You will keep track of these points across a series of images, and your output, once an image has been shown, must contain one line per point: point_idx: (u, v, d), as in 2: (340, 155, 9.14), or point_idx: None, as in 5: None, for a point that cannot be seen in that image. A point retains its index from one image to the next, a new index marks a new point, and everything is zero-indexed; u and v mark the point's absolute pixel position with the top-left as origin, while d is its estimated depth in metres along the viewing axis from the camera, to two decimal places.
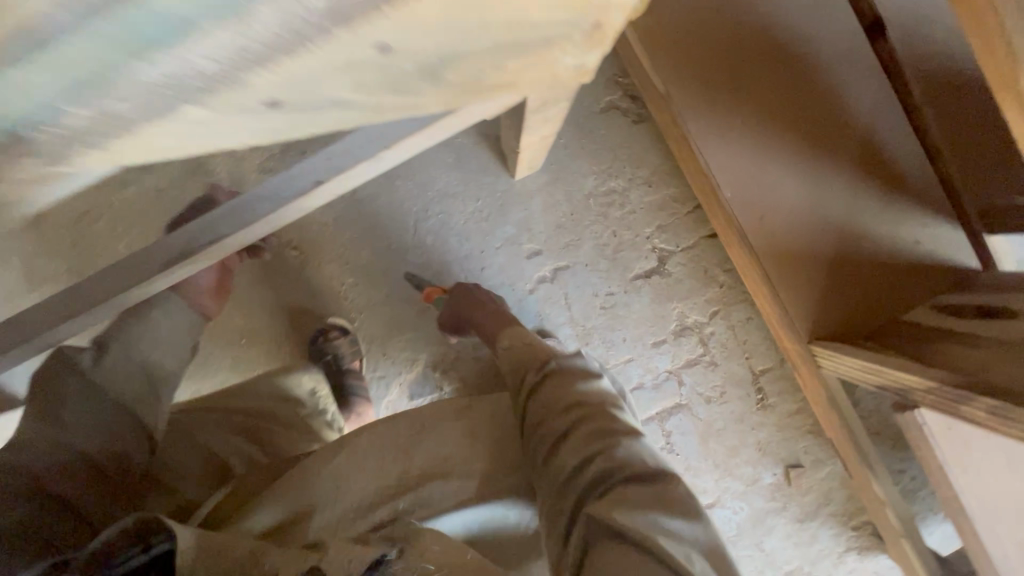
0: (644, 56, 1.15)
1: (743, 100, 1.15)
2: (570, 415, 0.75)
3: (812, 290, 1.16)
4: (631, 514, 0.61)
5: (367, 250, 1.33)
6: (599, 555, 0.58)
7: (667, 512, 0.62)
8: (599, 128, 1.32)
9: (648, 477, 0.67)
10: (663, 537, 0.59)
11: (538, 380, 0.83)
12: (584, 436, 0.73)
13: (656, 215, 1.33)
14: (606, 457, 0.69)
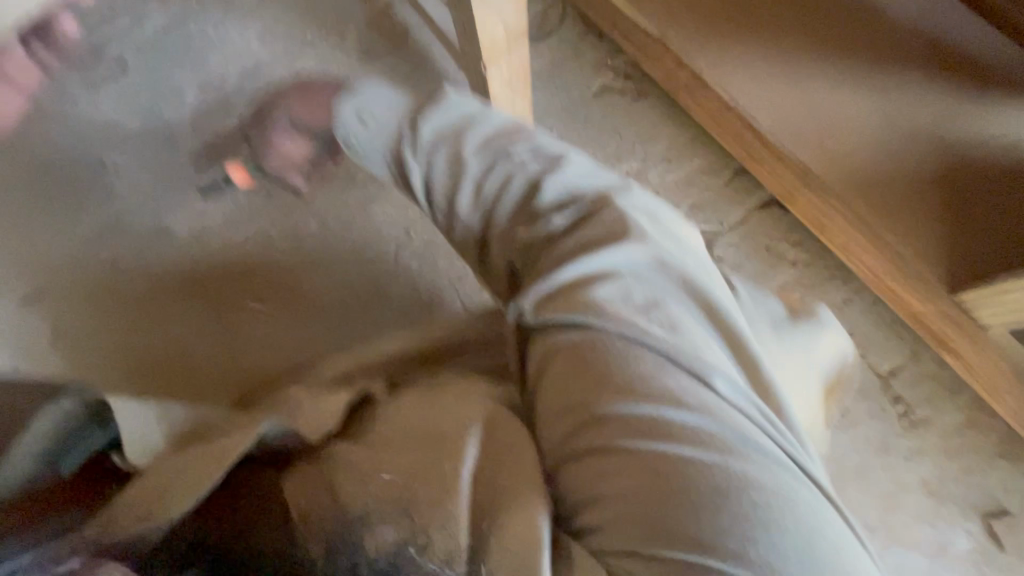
0: (627, 8, 0.99)
1: (759, 24, 0.94)
2: (469, 195, 0.55)
3: (929, 221, 0.82)
4: (571, 291, 0.49)
5: (345, 289, 1.12)
6: (548, 353, 0.48)
7: (614, 258, 0.50)
8: (596, 113, 1.12)
9: (585, 224, 0.52)
10: (616, 303, 0.47)
11: (419, 161, 0.57)
12: (501, 210, 0.55)
13: (686, 193, 1.07)
14: (528, 229, 0.54)
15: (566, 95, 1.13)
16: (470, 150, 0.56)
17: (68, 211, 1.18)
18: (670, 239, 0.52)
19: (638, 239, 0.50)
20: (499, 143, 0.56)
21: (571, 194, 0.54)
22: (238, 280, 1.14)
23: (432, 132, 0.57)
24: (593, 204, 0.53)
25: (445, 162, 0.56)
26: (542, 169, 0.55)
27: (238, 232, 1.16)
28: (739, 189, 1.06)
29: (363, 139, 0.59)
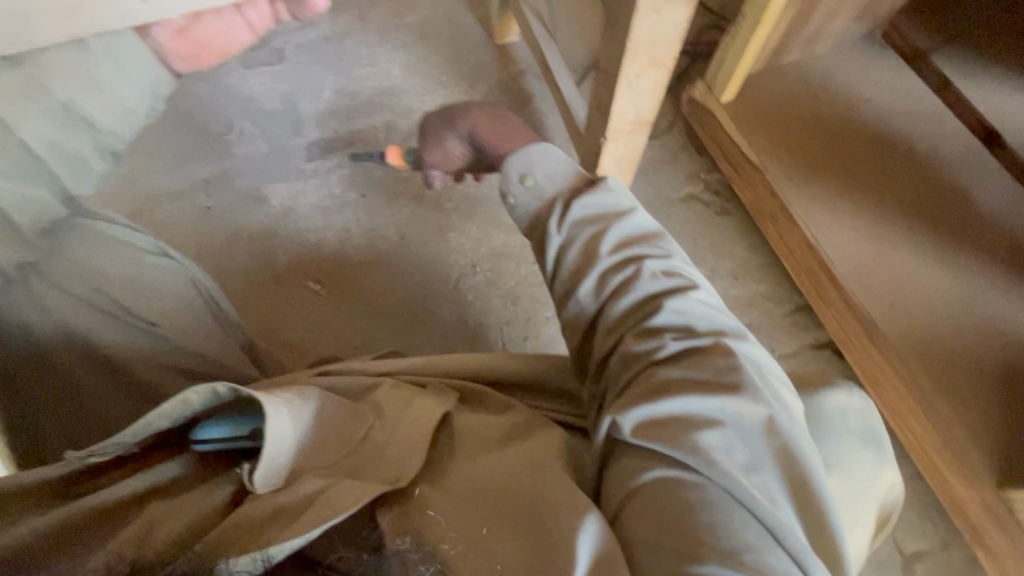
0: (733, 132, 1.08)
1: (852, 180, 1.01)
2: (592, 282, 0.59)
3: (977, 407, 0.85)
4: (668, 425, 0.48)
5: (399, 298, 1.17)
6: (630, 478, 0.47)
7: (720, 410, 0.49)
8: (678, 215, 1.19)
9: (694, 356, 0.53)
10: (712, 458, 0.46)
11: (561, 238, 0.62)
12: (618, 311, 0.58)
13: (744, 311, 1.10)
14: (637, 338, 0.55)
15: (655, 192, 1.21)
16: (606, 244, 0.60)
17: (184, 155, 1.29)
18: (776, 398, 0.50)
19: (749, 394, 0.49)
20: (635, 248, 0.60)
21: (688, 317, 0.55)
22: (307, 260, 1.20)
23: (580, 216, 0.62)
24: (708, 339, 0.54)
25: (580, 251, 0.61)
26: (667, 284, 0.57)
27: (323, 218, 1.24)
28: (794, 324, 1.09)
29: (518, 200, 0.66)
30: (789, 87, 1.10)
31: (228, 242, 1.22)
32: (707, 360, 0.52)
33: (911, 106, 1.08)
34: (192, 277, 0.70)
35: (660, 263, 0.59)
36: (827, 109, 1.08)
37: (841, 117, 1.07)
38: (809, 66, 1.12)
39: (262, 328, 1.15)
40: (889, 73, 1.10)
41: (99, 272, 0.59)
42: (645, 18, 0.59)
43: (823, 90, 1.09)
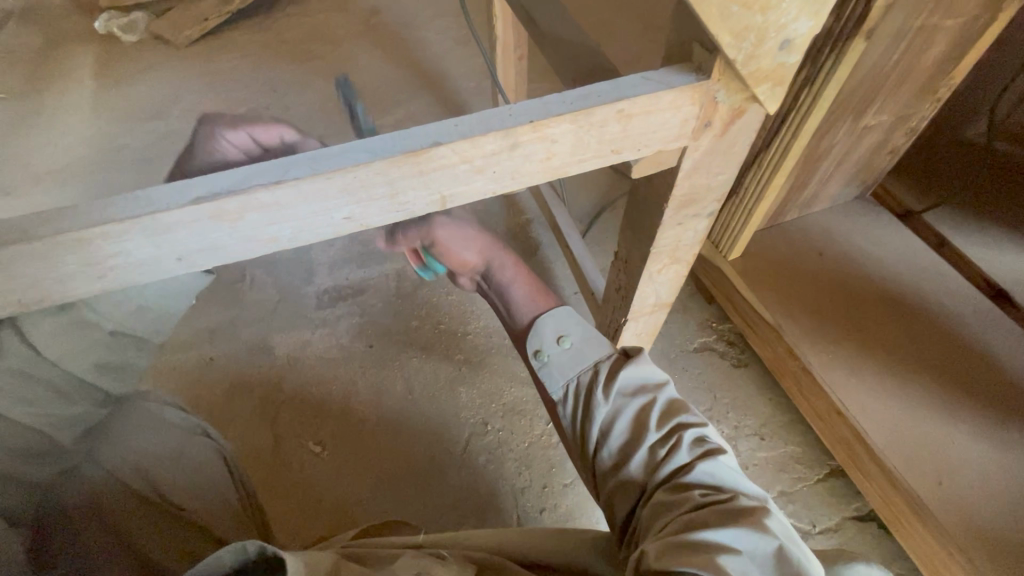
0: (744, 291, 1.08)
1: (872, 340, 1.00)
2: (638, 454, 0.54)
3: None
4: (697, 554, 0.44)
5: (407, 461, 1.10)
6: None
7: (744, 550, 0.44)
8: (695, 368, 1.15)
9: (720, 501, 0.49)
10: None
11: (607, 406, 0.57)
12: (659, 476, 0.53)
13: (776, 477, 1.03)
14: (669, 491, 0.51)
15: (669, 342, 1.19)
16: (653, 416, 0.55)
17: (194, 306, 1.28)
18: (811, 559, 0.45)
19: (765, 527, 0.46)
20: (673, 409, 0.56)
21: (720, 479, 0.51)
22: (309, 416, 1.14)
23: (621, 385, 0.58)
24: (736, 493, 0.50)
25: (626, 422, 0.56)
26: (701, 450, 0.53)
27: (328, 370, 1.19)
28: (832, 492, 1.01)
29: (552, 358, 0.64)
30: (798, 242, 1.12)
31: (227, 395, 1.17)
32: (737, 500, 0.49)
33: (917, 261, 1.09)
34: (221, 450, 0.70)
35: (698, 424, 0.55)
36: (834, 263, 1.09)
37: (850, 272, 1.08)
38: (810, 222, 1.14)
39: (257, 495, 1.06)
40: (891, 232, 1.13)
41: (140, 448, 0.62)
42: (668, 229, 0.60)
43: (830, 246, 1.11)
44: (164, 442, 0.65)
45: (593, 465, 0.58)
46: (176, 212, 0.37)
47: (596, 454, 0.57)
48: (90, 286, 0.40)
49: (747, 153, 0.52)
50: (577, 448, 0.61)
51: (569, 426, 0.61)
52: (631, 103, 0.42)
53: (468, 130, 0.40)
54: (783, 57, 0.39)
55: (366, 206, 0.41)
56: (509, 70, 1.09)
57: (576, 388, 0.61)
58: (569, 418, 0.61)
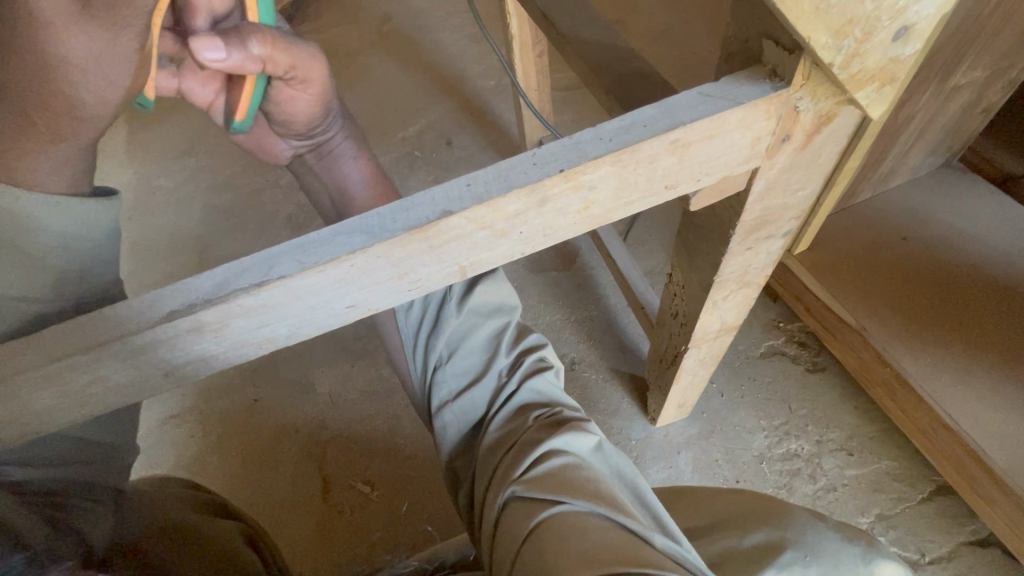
0: (817, 289, 0.94)
1: (976, 337, 0.86)
2: (488, 378, 0.56)
3: None
4: (540, 471, 0.48)
5: None
6: (520, 531, 0.45)
7: (573, 451, 0.50)
8: (764, 377, 1.02)
9: (554, 418, 0.53)
10: (569, 483, 0.47)
11: (459, 320, 0.56)
12: (499, 407, 0.56)
13: (872, 499, 0.91)
14: (510, 420, 0.55)
15: (731, 349, 1.05)
16: (502, 345, 0.57)
17: None
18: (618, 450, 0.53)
19: (586, 429, 0.52)
20: (519, 333, 0.59)
21: (549, 393, 0.56)
22: (356, 455, 1.10)
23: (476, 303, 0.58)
24: (562, 406, 0.55)
25: (477, 356, 0.57)
26: (533, 370, 0.57)
27: (369, 405, 1.15)
28: (941, 515, 0.88)
29: None
30: (878, 224, 0.96)
31: (273, 437, 1.13)
32: (558, 410, 0.54)
33: None
34: (239, 527, 0.65)
35: (537, 344, 0.59)
36: (924, 247, 0.94)
37: (943, 256, 0.92)
38: (888, 200, 0.98)
39: (311, 541, 1.04)
40: (990, 202, 0.96)
41: (156, 514, 0.58)
42: (736, 257, 0.50)
43: (918, 226, 0.95)
44: (184, 511, 0.62)
45: (431, 380, 0.58)
46: (150, 332, 0.31)
47: (438, 366, 0.57)
48: (76, 413, 0.35)
49: (835, 162, 0.41)
50: (418, 364, 0.59)
51: (411, 335, 0.59)
52: (688, 127, 0.32)
53: (483, 191, 0.32)
54: (897, 50, 0.29)
55: (372, 291, 0.35)
56: (530, 70, 0.99)
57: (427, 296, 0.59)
58: (412, 326, 0.59)
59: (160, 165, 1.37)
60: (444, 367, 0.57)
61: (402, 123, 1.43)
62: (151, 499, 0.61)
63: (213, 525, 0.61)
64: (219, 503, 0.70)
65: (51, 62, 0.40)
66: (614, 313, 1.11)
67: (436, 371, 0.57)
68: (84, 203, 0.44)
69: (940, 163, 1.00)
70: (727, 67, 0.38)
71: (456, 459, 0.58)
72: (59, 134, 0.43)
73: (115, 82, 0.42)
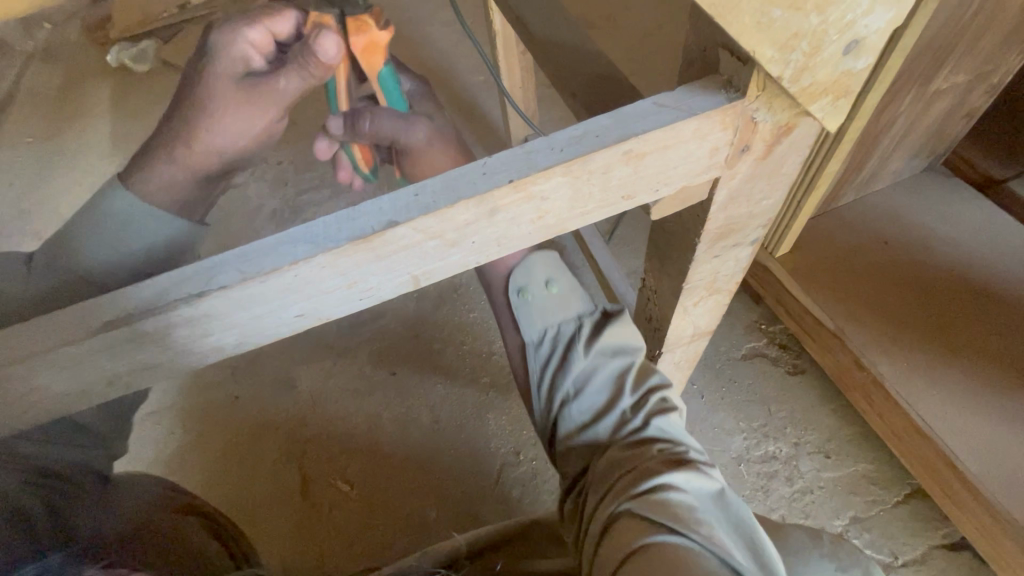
0: (797, 292, 0.94)
1: (952, 343, 0.86)
2: (610, 417, 0.54)
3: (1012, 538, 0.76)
4: (653, 495, 0.45)
5: (439, 496, 1.06)
6: (621, 550, 0.43)
7: (694, 493, 0.46)
8: (745, 378, 1.02)
9: (678, 452, 0.50)
10: (687, 518, 0.43)
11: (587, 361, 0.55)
12: (617, 438, 0.53)
13: (847, 501, 0.91)
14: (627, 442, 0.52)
15: (713, 350, 1.05)
16: (627, 383, 0.55)
17: None
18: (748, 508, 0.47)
19: (711, 473, 0.48)
20: (643, 372, 0.56)
21: (673, 431, 0.53)
22: (336, 453, 1.10)
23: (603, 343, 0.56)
24: (687, 446, 0.51)
25: (600, 389, 0.55)
26: (660, 403, 0.53)
27: (351, 403, 1.14)
28: (914, 518, 0.89)
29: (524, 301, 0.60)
30: (860, 227, 0.96)
31: (254, 433, 1.12)
32: (684, 449, 0.50)
33: (1006, 243, 0.92)
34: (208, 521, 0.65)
35: (661, 382, 0.55)
36: (904, 252, 0.94)
37: (923, 260, 0.92)
38: (870, 203, 0.98)
39: (289, 539, 1.03)
40: (971, 208, 0.96)
41: (138, 497, 0.59)
42: (703, 264, 0.50)
43: (898, 230, 0.95)
44: (156, 502, 0.62)
45: (555, 415, 0.57)
46: (86, 343, 0.30)
47: (564, 402, 0.56)
48: (14, 422, 0.34)
49: (799, 171, 0.41)
50: (542, 399, 0.59)
51: (538, 371, 0.58)
52: (642, 138, 0.32)
53: (431, 202, 0.31)
54: (848, 63, 0.29)
55: (320, 301, 0.34)
56: (514, 68, 0.98)
57: (556, 335, 0.58)
58: (538, 363, 0.58)
59: None
60: (570, 404, 0.56)
61: None
62: (133, 484, 0.62)
63: (179, 520, 0.60)
64: (192, 503, 0.69)
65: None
66: None
67: (562, 407, 0.56)
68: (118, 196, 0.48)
69: (923, 167, 0.99)
70: (686, 74, 0.37)
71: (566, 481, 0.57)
72: None
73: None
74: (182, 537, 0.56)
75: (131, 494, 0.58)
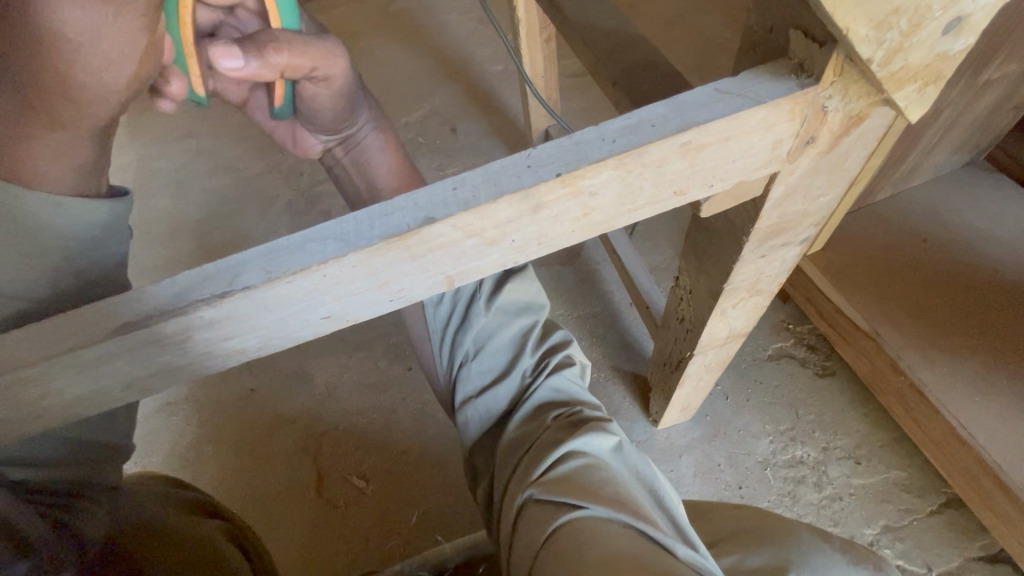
0: (829, 291, 0.90)
1: (994, 347, 0.82)
2: (511, 377, 0.55)
3: None
4: (554, 473, 0.47)
5: (455, 493, 1.05)
6: (536, 537, 0.43)
7: (592, 453, 0.48)
8: (771, 380, 0.99)
9: (574, 417, 0.52)
10: (585, 483, 0.45)
11: (486, 317, 0.55)
12: (520, 408, 0.54)
13: (879, 509, 0.88)
14: (528, 421, 0.54)
15: (738, 350, 1.02)
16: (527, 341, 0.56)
17: None
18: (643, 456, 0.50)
19: (606, 430, 0.50)
20: (544, 333, 0.57)
21: (567, 391, 0.54)
22: (351, 448, 1.09)
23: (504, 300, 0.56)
24: (581, 405, 0.53)
25: (496, 346, 0.56)
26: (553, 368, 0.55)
27: (366, 397, 1.13)
28: (951, 529, 0.86)
29: None
30: (897, 225, 0.92)
31: (270, 427, 1.11)
32: (577, 410, 0.52)
33: None
34: (220, 522, 0.63)
35: (564, 339, 0.57)
36: (943, 250, 0.89)
37: (964, 260, 0.88)
38: (908, 199, 0.94)
39: (304, 534, 1.03)
40: (1016, 205, 0.92)
41: (148, 496, 0.58)
42: (747, 264, 0.46)
43: (938, 228, 0.91)
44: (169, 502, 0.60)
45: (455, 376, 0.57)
46: (106, 345, 0.29)
47: (463, 362, 0.56)
48: (31, 425, 0.32)
49: (862, 166, 0.38)
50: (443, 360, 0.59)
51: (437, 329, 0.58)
52: (702, 128, 0.29)
53: (471, 197, 0.29)
54: (946, 44, 0.26)
55: (350, 302, 0.32)
56: (537, 56, 0.94)
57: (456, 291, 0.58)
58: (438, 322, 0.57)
59: (163, 147, 1.34)
60: (469, 365, 0.56)
61: (405, 108, 1.39)
62: (142, 486, 0.61)
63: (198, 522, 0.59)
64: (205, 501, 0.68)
65: (56, 38, 0.35)
66: (618, 310, 1.07)
67: (461, 368, 0.56)
68: (79, 206, 0.41)
69: (964, 161, 0.95)
70: (748, 59, 0.34)
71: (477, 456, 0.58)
72: (61, 120, 0.39)
73: (120, 64, 0.38)
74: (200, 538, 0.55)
75: (141, 495, 0.58)
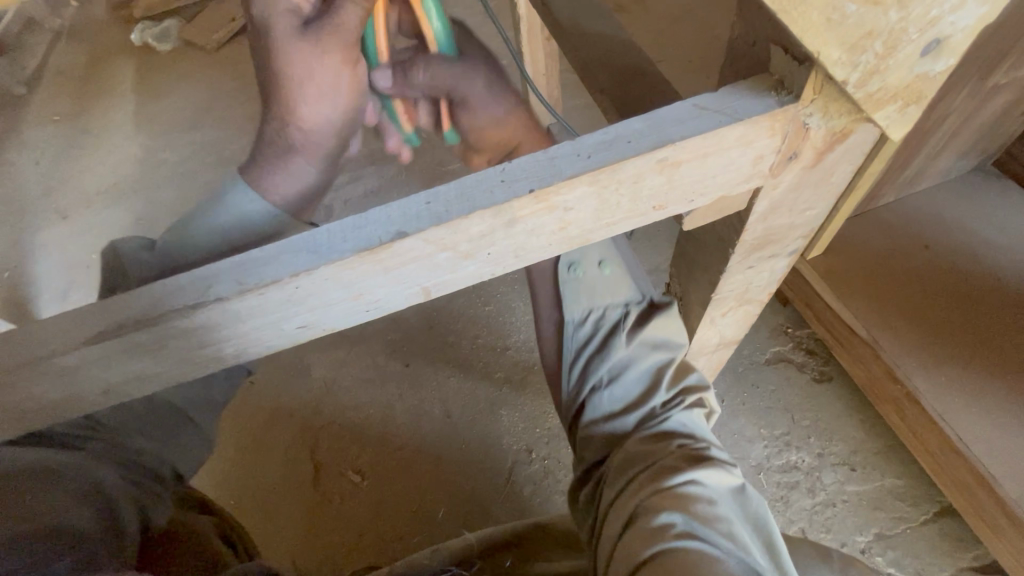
0: (829, 297, 0.89)
1: (994, 357, 0.81)
2: (641, 409, 0.54)
3: None
4: (676, 492, 0.46)
5: (449, 490, 1.05)
6: (648, 542, 0.42)
7: (712, 489, 0.47)
8: (768, 384, 0.98)
9: (700, 449, 0.50)
10: (706, 510, 0.44)
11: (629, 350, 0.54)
12: (641, 432, 0.53)
13: (871, 517, 0.88)
14: (648, 438, 0.53)
15: (736, 353, 1.01)
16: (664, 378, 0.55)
17: None
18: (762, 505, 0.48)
19: (732, 472, 0.49)
20: (680, 370, 0.56)
21: (693, 428, 0.53)
22: (348, 443, 1.10)
23: (646, 335, 0.55)
24: (707, 442, 0.52)
25: (630, 376, 0.55)
26: (683, 402, 0.54)
27: (363, 393, 1.14)
28: (943, 539, 0.85)
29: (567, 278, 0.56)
30: (899, 231, 0.91)
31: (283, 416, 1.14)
32: (703, 444, 0.51)
33: None
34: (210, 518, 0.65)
35: (697, 383, 0.55)
36: (947, 258, 0.88)
37: (967, 268, 0.87)
38: (911, 204, 0.92)
39: (299, 527, 1.04)
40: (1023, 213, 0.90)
41: None
42: (735, 275, 0.46)
43: (939, 235, 0.89)
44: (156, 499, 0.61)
45: (584, 398, 0.57)
46: (75, 354, 0.29)
47: (595, 387, 0.56)
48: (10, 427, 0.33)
49: (849, 180, 0.37)
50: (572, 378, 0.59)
51: (574, 351, 0.57)
52: (681, 142, 0.28)
53: (445, 211, 0.29)
54: (925, 65, 0.25)
55: (324, 313, 0.32)
56: (538, 54, 0.93)
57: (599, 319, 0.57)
58: (577, 344, 0.57)
59: None
60: (600, 391, 0.56)
61: None
62: None
63: (190, 516, 0.61)
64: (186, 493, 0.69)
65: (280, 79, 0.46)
66: None
67: (591, 392, 0.56)
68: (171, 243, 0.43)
69: (971, 166, 0.93)
70: (731, 71, 0.34)
71: (582, 463, 0.58)
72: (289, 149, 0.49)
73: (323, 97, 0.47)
74: (196, 527, 0.59)
75: None
